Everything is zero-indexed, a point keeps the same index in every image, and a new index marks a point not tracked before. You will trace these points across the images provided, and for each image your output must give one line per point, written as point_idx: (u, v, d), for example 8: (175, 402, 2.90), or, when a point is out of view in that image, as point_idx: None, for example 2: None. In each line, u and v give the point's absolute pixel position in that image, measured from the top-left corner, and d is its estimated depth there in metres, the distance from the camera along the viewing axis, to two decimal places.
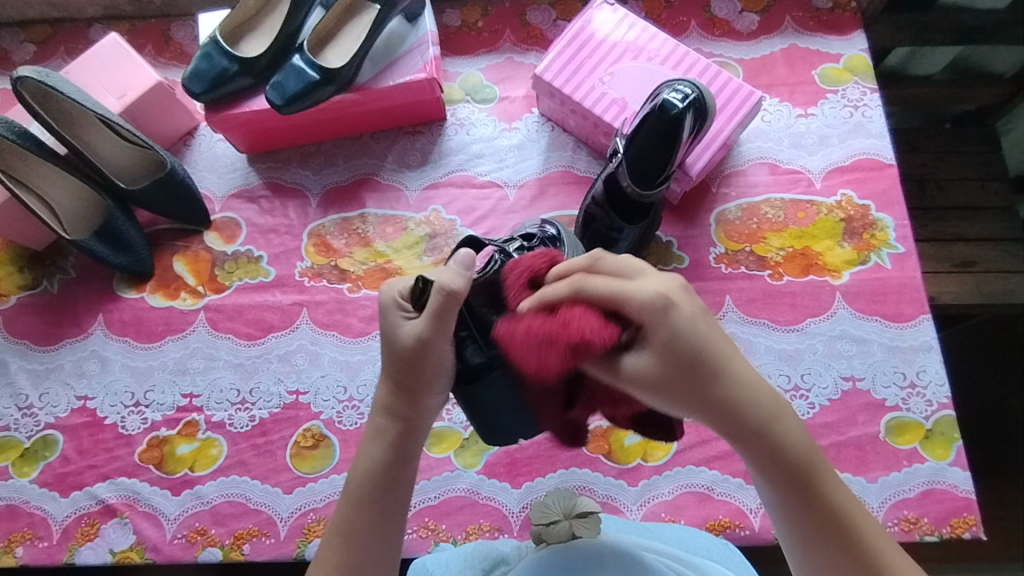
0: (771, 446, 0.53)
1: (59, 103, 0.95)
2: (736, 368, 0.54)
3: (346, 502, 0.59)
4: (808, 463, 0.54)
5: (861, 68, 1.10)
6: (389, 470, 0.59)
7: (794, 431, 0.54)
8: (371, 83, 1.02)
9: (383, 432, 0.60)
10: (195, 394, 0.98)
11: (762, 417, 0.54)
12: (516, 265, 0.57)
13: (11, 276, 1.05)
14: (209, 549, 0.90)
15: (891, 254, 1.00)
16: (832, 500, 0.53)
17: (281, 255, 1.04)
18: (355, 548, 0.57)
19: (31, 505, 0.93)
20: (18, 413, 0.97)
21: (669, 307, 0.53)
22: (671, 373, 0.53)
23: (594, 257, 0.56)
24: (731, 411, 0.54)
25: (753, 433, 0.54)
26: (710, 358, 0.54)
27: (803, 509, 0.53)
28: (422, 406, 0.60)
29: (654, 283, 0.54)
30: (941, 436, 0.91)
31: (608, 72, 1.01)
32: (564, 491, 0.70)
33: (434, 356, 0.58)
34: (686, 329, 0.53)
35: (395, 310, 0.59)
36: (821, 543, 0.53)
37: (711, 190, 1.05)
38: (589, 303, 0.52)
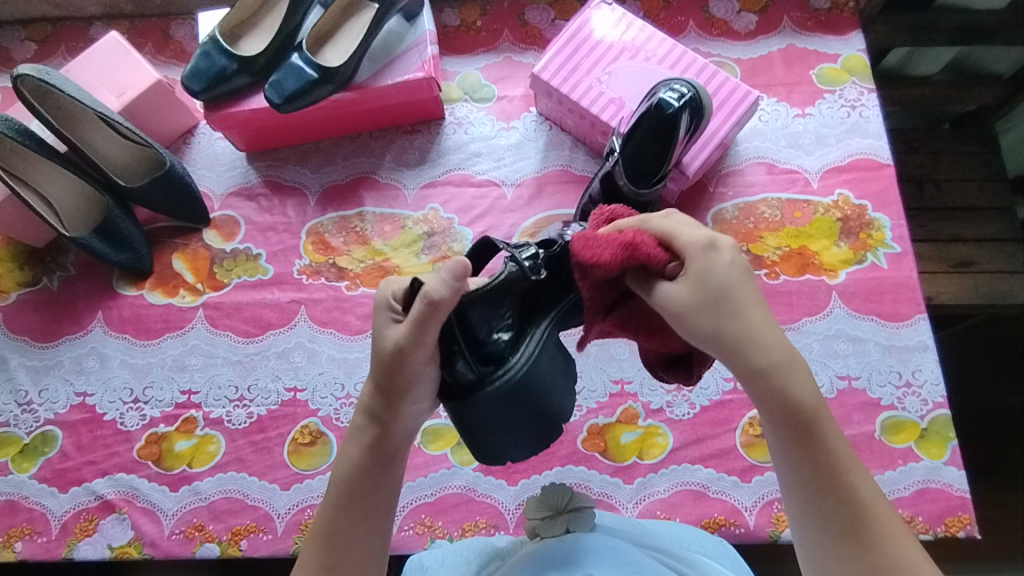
0: (780, 393, 0.51)
1: (58, 100, 0.96)
2: (754, 315, 0.53)
3: (327, 501, 0.60)
4: (815, 417, 0.51)
5: (859, 68, 1.10)
6: (368, 471, 0.59)
7: (805, 383, 0.52)
8: (370, 82, 1.02)
9: (362, 433, 0.60)
10: (193, 390, 0.98)
11: (774, 362, 0.52)
12: (603, 207, 0.65)
13: (12, 273, 1.05)
14: (207, 544, 0.90)
15: (888, 253, 1.00)
16: (834, 455, 0.51)
17: (279, 252, 1.05)
18: (336, 548, 0.57)
19: (30, 500, 0.93)
20: (18, 409, 0.98)
21: (713, 248, 0.54)
22: (694, 304, 0.53)
23: (666, 211, 0.59)
24: (740, 353, 0.52)
25: (760, 376, 0.52)
26: (731, 298, 0.53)
27: (802, 456, 0.51)
28: (401, 413, 0.60)
29: (708, 231, 0.55)
30: (937, 435, 0.91)
31: (606, 72, 1.01)
32: (557, 486, 0.70)
33: (412, 366, 0.57)
34: (718, 269, 0.53)
35: (384, 311, 0.60)
36: (817, 495, 0.51)
37: (708, 189, 1.05)
38: (648, 232, 0.56)
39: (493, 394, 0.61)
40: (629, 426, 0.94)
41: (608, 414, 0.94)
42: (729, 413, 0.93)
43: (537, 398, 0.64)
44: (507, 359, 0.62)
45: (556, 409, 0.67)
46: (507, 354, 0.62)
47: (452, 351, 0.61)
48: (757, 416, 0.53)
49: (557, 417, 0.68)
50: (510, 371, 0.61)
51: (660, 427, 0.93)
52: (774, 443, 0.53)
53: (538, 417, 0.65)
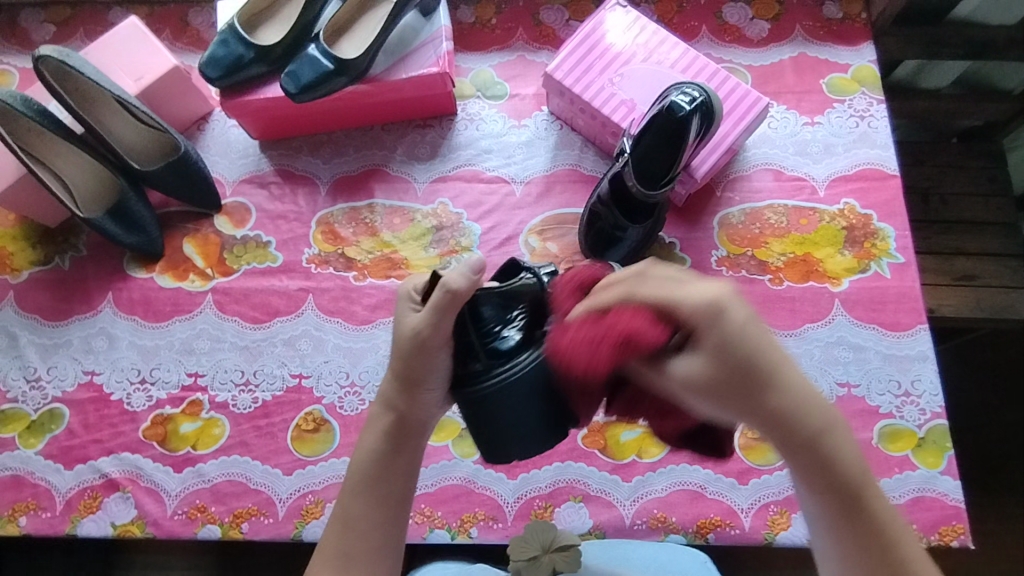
0: (818, 460, 0.55)
1: (77, 82, 0.97)
2: (788, 381, 0.55)
3: (345, 490, 0.65)
4: (852, 479, 0.55)
5: (869, 78, 1.11)
6: (384, 458, 0.64)
7: (839, 447, 0.55)
8: (384, 75, 1.03)
9: (378, 421, 0.66)
10: (200, 373, 0.99)
11: (809, 430, 0.55)
12: (568, 273, 0.63)
13: (24, 251, 1.07)
14: (208, 526, 0.92)
15: (892, 263, 1.01)
16: (872, 512, 0.55)
17: (289, 241, 1.06)
18: (351, 535, 0.63)
19: (36, 476, 0.95)
20: (27, 386, 0.99)
21: (721, 314, 0.54)
22: (723, 382, 0.54)
23: (648, 260, 0.59)
24: (775, 420, 0.55)
25: (799, 442, 0.55)
26: (761, 370, 0.54)
27: (844, 519, 0.55)
28: (418, 403, 0.64)
29: (706, 289, 0.55)
30: (933, 445, 0.92)
31: (618, 73, 1.01)
32: (543, 529, 0.79)
33: (432, 351, 0.60)
34: (739, 336, 0.53)
35: (405, 301, 0.64)
36: (852, 546, 0.54)
37: (716, 193, 1.06)
38: (639, 305, 0.55)
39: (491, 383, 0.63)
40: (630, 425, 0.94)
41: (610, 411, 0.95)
42: None
43: (539, 398, 0.63)
44: (515, 357, 0.62)
45: (566, 412, 0.65)
46: (516, 353, 0.63)
47: (466, 346, 0.63)
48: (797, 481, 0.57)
49: (565, 419, 0.65)
50: (514, 368, 0.62)
51: None
52: (814, 500, 0.56)
53: (540, 417, 0.63)
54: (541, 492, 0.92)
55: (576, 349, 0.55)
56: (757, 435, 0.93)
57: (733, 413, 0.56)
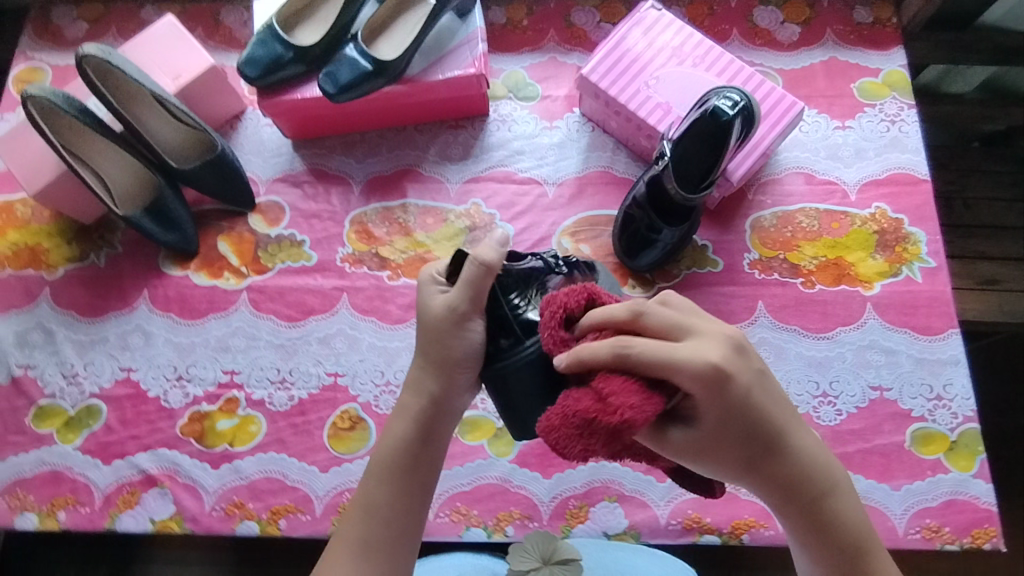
0: (815, 515, 0.63)
1: (118, 80, 0.97)
2: (790, 444, 0.62)
3: (369, 476, 0.66)
4: (845, 527, 0.63)
5: (900, 83, 1.12)
6: (413, 447, 0.66)
7: (832, 502, 0.63)
8: (421, 76, 1.03)
9: (409, 408, 0.67)
10: (236, 371, 1.00)
11: (806, 486, 0.62)
12: (551, 302, 0.62)
13: (60, 248, 1.07)
14: (247, 522, 0.93)
15: (923, 268, 1.01)
16: (863, 559, 0.63)
17: (323, 240, 1.07)
18: (374, 521, 0.63)
19: (74, 471, 0.95)
20: (64, 381, 1.00)
21: (723, 384, 0.57)
22: (729, 443, 0.60)
23: (637, 309, 0.59)
24: (778, 483, 0.62)
25: (799, 500, 0.62)
26: (763, 437, 0.60)
27: (840, 568, 0.63)
28: (451, 387, 0.67)
29: (705, 354, 0.57)
30: (966, 448, 0.93)
31: (653, 76, 1.02)
32: (543, 540, 0.81)
33: (465, 325, 0.65)
34: (738, 406, 0.58)
35: (432, 282, 0.67)
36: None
37: (747, 197, 1.06)
38: (628, 373, 0.56)
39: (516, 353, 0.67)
40: None
41: None
42: None
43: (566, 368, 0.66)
44: (541, 329, 0.67)
45: None
46: (542, 325, 0.68)
47: (497, 322, 0.68)
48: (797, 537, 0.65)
49: None
50: (542, 338, 0.67)
51: None
52: (813, 551, 0.64)
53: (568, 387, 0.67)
54: (576, 492, 0.93)
55: (569, 436, 0.55)
56: None
57: (738, 474, 0.63)
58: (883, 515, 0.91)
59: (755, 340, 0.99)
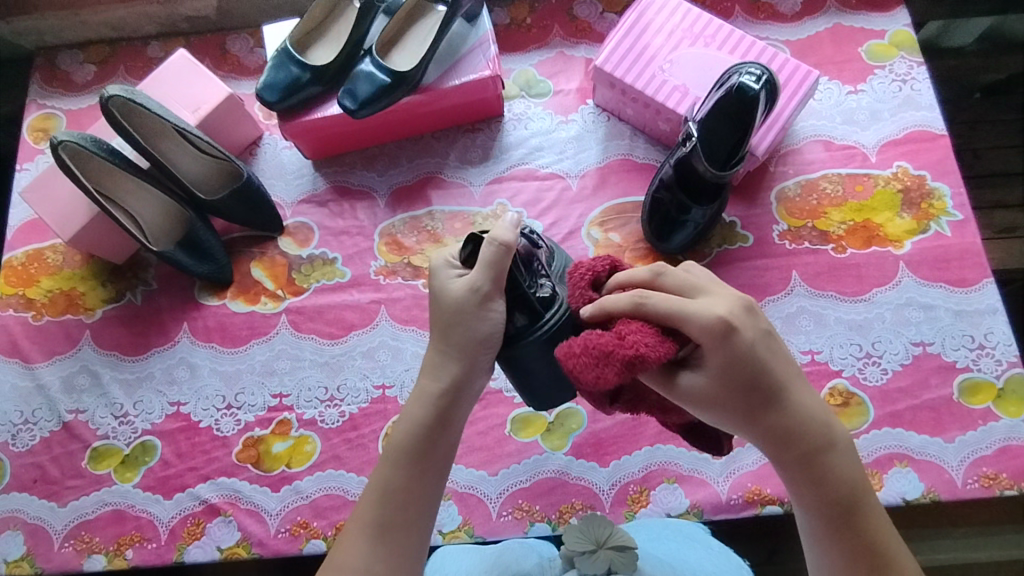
0: (820, 479, 0.60)
1: (143, 117, 0.97)
2: (801, 400, 0.61)
3: (388, 457, 0.66)
4: (854, 495, 0.60)
5: (907, 42, 1.13)
6: (430, 429, 0.66)
7: (842, 467, 0.61)
8: (437, 84, 1.04)
9: (428, 391, 0.67)
10: (284, 393, 1.01)
11: (813, 445, 0.60)
12: (578, 267, 0.68)
13: (95, 290, 1.08)
14: (313, 541, 0.93)
15: (951, 221, 1.02)
16: (872, 534, 0.60)
17: (355, 255, 1.07)
18: (391, 501, 0.63)
19: (137, 508, 0.96)
20: (116, 422, 1.01)
21: (729, 332, 0.58)
22: (728, 393, 0.60)
23: (660, 268, 0.64)
24: (784, 440, 0.60)
25: (805, 460, 0.60)
26: (772, 387, 0.60)
27: (844, 540, 0.60)
28: (474, 369, 0.69)
29: (717, 307, 0.59)
30: (1013, 394, 0.94)
31: (667, 60, 1.03)
32: (605, 521, 0.71)
33: (484, 305, 0.68)
34: (746, 353, 0.58)
35: (445, 268, 0.71)
36: (842, 543, 0.60)
37: (769, 169, 1.07)
38: (648, 316, 0.59)
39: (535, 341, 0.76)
40: None
41: None
42: (810, 385, 0.96)
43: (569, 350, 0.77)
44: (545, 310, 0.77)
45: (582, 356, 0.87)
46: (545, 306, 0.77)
47: (516, 302, 0.76)
48: (799, 504, 0.62)
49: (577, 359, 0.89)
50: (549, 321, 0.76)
51: None
52: (812, 510, 0.61)
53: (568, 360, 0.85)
54: (634, 477, 0.94)
55: (585, 365, 0.58)
56: (840, 401, 0.95)
57: (736, 426, 0.61)
58: (940, 468, 0.92)
59: (793, 309, 1.00)
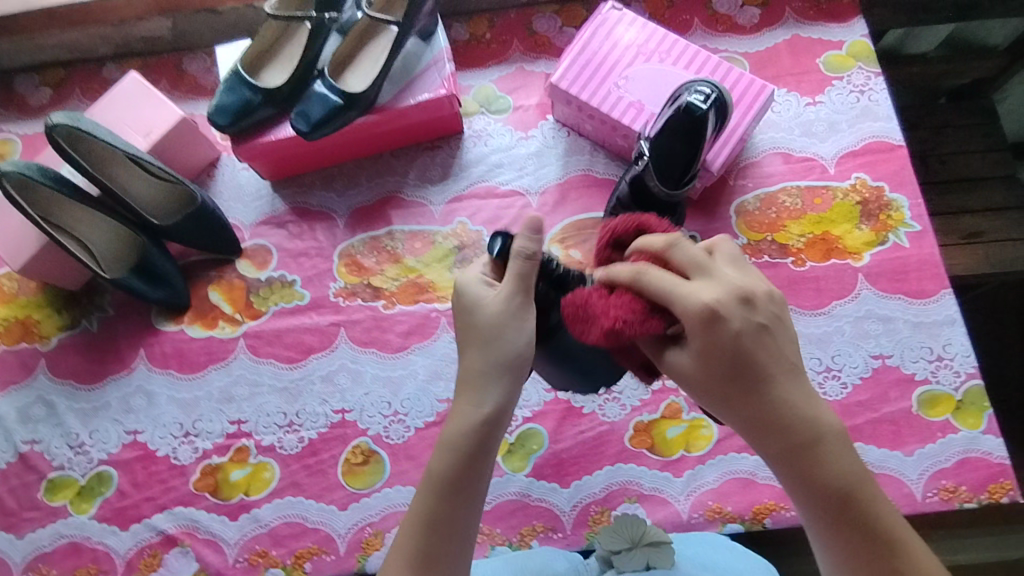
0: (809, 475, 0.53)
1: (90, 145, 0.96)
2: (788, 390, 0.54)
3: (426, 489, 0.59)
4: (853, 491, 0.53)
5: (864, 53, 1.13)
6: (473, 458, 0.59)
7: (838, 461, 0.53)
8: (392, 103, 1.03)
9: (471, 412, 0.60)
10: (242, 420, 1.00)
11: (802, 438, 0.53)
12: (605, 224, 0.66)
13: (51, 317, 1.06)
14: (272, 570, 0.92)
15: (909, 232, 1.02)
16: (882, 533, 0.52)
17: (314, 277, 1.06)
18: (435, 537, 0.57)
19: (93, 540, 0.95)
20: (71, 452, 0.99)
21: (710, 316, 0.53)
22: (709, 383, 0.55)
23: (676, 240, 0.58)
24: (771, 431, 0.54)
25: (792, 454, 0.54)
26: (754, 371, 0.54)
27: (842, 539, 0.53)
28: (516, 389, 0.62)
29: (711, 291, 0.54)
30: (972, 406, 0.94)
31: (622, 76, 1.03)
32: (635, 521, 0.79)
33: (519, 322, 0.62)
34: (728, 340, 0.53)
35: (478, 282, 0.65)
36: (841, 539, 0.53)
37: (729, 183, 1.07)
38: (643, 290, 0.55)
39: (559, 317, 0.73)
40: (674, 420, 0.96)
41: (653, 410, 0.96)
42: None
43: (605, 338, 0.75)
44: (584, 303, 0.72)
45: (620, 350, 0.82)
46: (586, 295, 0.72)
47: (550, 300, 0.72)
48: (793, 501, 0.55)
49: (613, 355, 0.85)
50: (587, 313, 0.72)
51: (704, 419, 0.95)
52: (804, 503, 0.54)
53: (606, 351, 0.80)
54: (596, 497, 0.93)
55: (574, 320, 0.59)
56: None
57: (719, 411, 0.56)
58: (899, 482, 0.91)
59: None
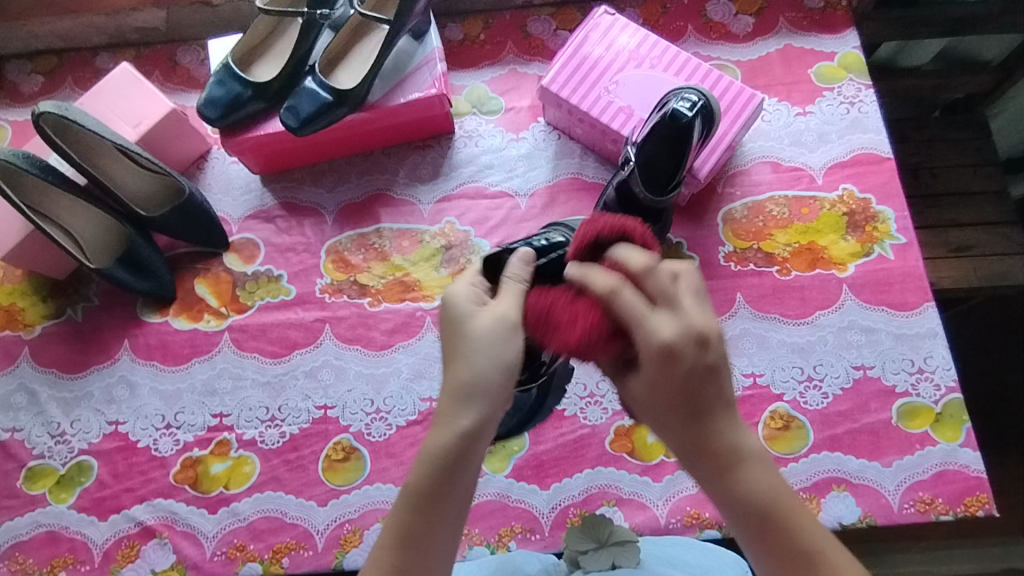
0: (732, 491, 0.55)
1: (78, 134, 0.96)
2: (725, 415, 0.57)
3: (402, 502, 0.58)
4: (773, 511, 0.55)
5: (855, 64, 1.13)
6: (449, 474, 0.57)
7: (762, 483, 0.55)
8: (382, 101, 1.03)
9: (451, 424, 0.58)
10: (224, 413, 1.00)
11: (731, 458, 0.56)
12: (592, 221, 0.66)
13: (36, 305, 1.06)
14: (249, 564, 0.92)
15: (894, 244, 1.03)
16: (800, 551, 0.54)
17: (301, 273, 1.06)
18: (411, 554, 0.55)
19: (71, 530, 0.95)
20: (52, 441, 0.99)
21: (667, 341, 0.55)
22: (658, 400, 0.57)
23: (653, 264, 0.59)
24: (703, 449, 0.56)
25: (719, 472, 0.56)
26: (697, 394, 0.56)
27: (763, 553, 0.55)
28: (498, 407, 0.59)
29: (675, 325, 0.56)
30: (951, 419, 0.94)
31: (613, 81, 1.03)
32: (600, 521, 0.78)
33: (520, 334, 0.60)
34: (681, 365, 0.56)
35: (470, 297, 0.62)
36: (762, 561, 0.55)
37: (717, 191, 1.07)
38: (614, 310, 0.57)
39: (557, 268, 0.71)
40: None
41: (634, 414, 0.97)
42: (751, 408, 0.96)
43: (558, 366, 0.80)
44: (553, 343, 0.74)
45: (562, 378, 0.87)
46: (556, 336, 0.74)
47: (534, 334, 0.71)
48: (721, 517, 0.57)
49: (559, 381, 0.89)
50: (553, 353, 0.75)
51: None
52: (728, 520, 0.57)
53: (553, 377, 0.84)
54: (575, 500, 0.94)
55: (538, 322, 0.60)
56: (780, 425, 0.95)
57: (660, 427, 0.59)
58: (876, 492, 0.92)
59: (737, 331, 1.00)
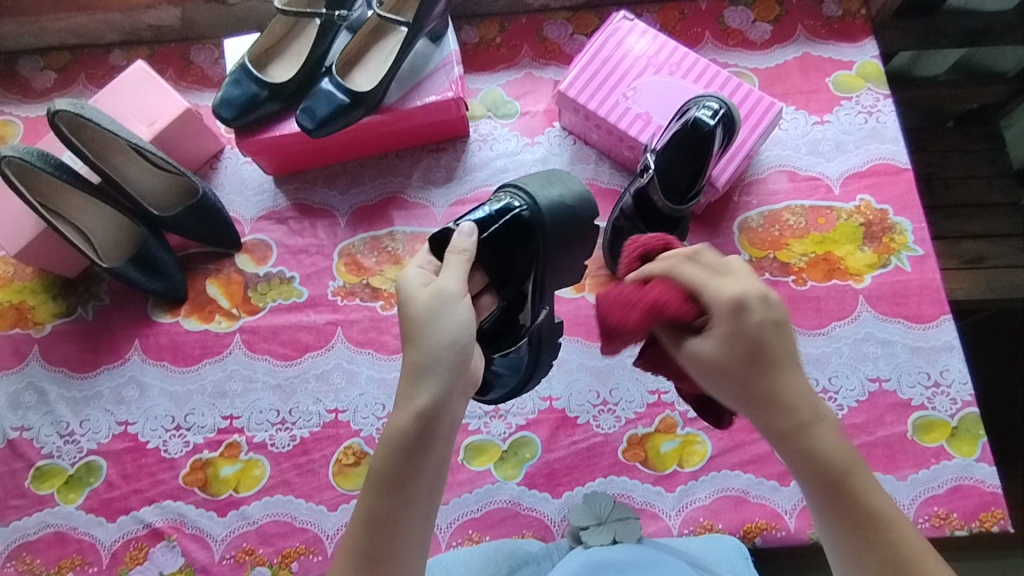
0: (810, 457, 0.50)
1: (93, 132, 0.95)
2: (792, 375, 0.51)
3: (368, 486, 0.57)
4: (849, 475, 0.50)
5: (873, 74, 1.12)
6: (414, 456, 0.56)
7: (835, 444, 0.50)
8: (398, 104, 1.03)
9: (407, 404, 0.57)
10: (235, 415, 0.99)
11: (804, 423, 0.50)
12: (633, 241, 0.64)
13: (46, 303, 1.06)
14: (257, 568, 0.92)
15: (911, 256, 1.02)
16: (877, 519, 0.49)
17: (313, 275, 1.06)
18: (379, 538, 0.55)
19: (79, 531, 0.94)
20: (61, 440, 0.98)
21: (741, 306, 0.51)
22: (728, 368, 0.51)
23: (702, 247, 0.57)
24: (772, 412, 0.51)
25: (791, 438, 0.51)
26: (765, 353, 0.51)
27: (839, 521, 0.50)
28: (453, 387, 0.58)
29: (741, 285, 0.52)
30: (967, 433, 0.94)
31: (631, 87, 1.02)
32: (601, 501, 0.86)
33: (463, 299, 0.61)
34: (752, 327, 0.51)
35: (416, 277, 0.64)
36: (840, 526, 0.50)
37: (732, 199, 1.07)
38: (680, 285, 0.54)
39: (500, 237, 0.74)
40: (667, 435, 0.95)
41: (647, 423, 0.96)
42: None
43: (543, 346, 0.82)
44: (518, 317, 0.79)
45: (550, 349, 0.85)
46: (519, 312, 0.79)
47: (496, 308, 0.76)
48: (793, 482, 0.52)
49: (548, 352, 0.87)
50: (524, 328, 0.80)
51: (698, 435, 0.95)
52: (802, 485, 0.52)
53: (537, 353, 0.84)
54: None
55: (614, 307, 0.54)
56: None
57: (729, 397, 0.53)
58: None
59: None
